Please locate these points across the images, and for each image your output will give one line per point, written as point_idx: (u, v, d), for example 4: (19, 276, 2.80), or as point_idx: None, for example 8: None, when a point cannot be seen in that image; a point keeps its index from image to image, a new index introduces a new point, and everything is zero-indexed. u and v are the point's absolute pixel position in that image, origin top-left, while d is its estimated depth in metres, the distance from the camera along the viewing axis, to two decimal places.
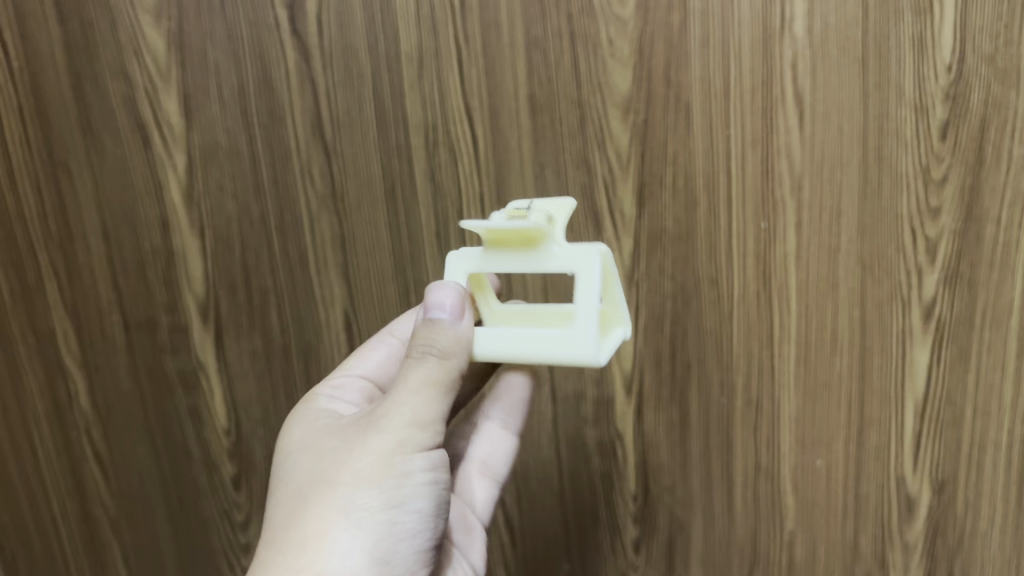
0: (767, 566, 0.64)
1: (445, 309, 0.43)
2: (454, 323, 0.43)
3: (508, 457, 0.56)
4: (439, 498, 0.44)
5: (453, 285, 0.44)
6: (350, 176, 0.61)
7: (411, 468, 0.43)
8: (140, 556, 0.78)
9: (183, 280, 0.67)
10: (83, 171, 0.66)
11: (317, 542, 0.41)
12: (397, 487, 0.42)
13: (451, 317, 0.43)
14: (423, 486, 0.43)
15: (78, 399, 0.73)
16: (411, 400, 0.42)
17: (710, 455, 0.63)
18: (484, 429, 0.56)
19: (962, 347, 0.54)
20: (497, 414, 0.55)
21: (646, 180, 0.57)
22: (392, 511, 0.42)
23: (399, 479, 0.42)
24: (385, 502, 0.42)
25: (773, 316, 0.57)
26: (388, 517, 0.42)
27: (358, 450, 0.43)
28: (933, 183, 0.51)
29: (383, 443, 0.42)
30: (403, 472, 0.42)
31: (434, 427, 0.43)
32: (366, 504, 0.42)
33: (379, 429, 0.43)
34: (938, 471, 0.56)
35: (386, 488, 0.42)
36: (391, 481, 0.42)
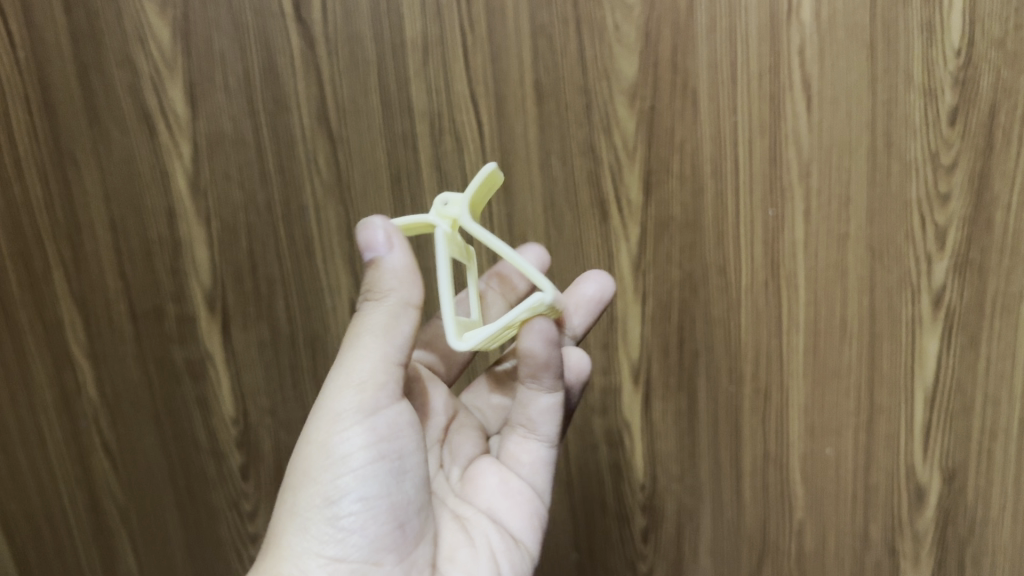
0: (775, 555, 0.64)
1: (376, 245, 0.41)
2: (388, 259, 0.41)
3: (555, 415, 0.49)
4: (394, 476, 0.42)
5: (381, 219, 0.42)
6: (356, 165, 0.61)
7: (348, 449, 0.41)
8: (149, 546, 0.78)
9: (190, 269, 0.67)
10: (90, 160, 0.65)
11: (276, 551, 0.42)
12: (335, 474, 0.41)
13: (384, 252, 0.41)
14: (367, 467, 0.41)
15: (86, 389, 0.73)
16: (344, 370, 0.42)
17: (718, 443, 0.62)
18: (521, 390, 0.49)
19: (972, 335, 0.53)
20: (527, 374, 0.47)
21: (653, 167, 0.57)
22: (336, 502, 0.41)
23: (335, 465, 0.41)
24: (327, 494, 0.41)
25: (782, 303, 0.57)
26: (334, 508, 0.41)
27: (301, 445, 0.43)
28: (942, 168, 0.51)
29: (317, 429, 0.42)
30: (340, 455, 0.41)
31: (369, 394, 0.41)
32: (309, 500, 0.41)
33: (318, 414, 0.42)
34: (948, 459, 0.56)
35: (325, 478, 0.41)
36: (328, 469, 0.41)
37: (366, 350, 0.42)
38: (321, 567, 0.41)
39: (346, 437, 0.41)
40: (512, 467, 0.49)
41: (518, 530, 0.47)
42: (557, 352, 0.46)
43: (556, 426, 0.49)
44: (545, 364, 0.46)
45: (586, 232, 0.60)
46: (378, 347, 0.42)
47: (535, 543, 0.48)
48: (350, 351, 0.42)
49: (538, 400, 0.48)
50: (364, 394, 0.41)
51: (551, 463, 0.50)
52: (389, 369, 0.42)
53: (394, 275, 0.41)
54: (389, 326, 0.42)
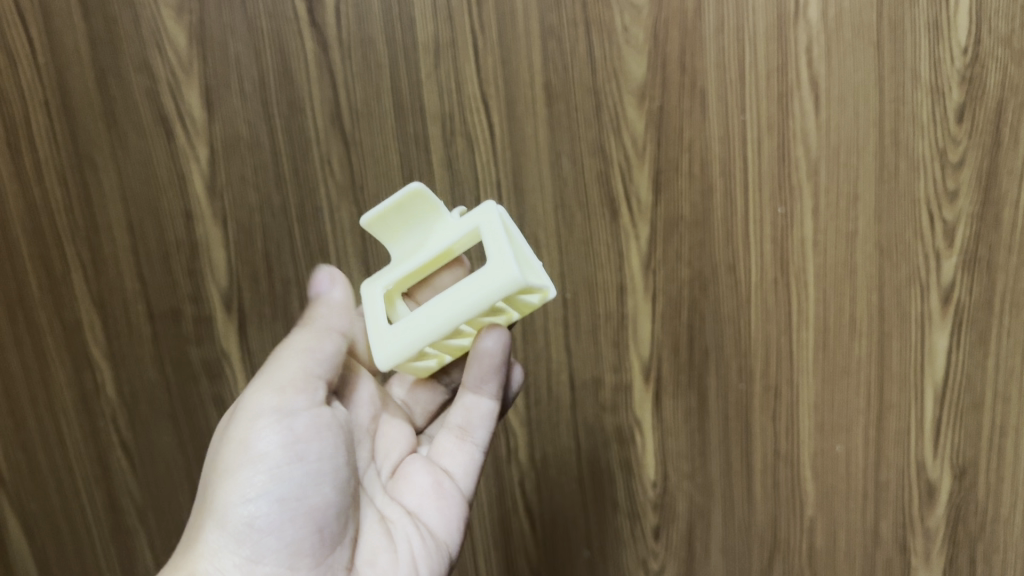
0: (786, 553, 0.64)
1: (322, 285, 0.50)
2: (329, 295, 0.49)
3: (490, 422, 0.51)
4: (311, 478, 0.43)
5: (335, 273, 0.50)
6: (369, 166, 0.62)
7: (264, 447, 0.43)
8: (166, 545, 0.79)
9: (207, 270, 0.68)
10: (108, 164, 0.66)
11: (192, 549, 0.42)
12: (251, 474, 0.42)
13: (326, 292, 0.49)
14: (282, 466, 0.43)
15: (104, 389, 0.74)
16: (269, 380, 0.45)
17: (729, 442, 0.63)
18: (461, 394, 0.51)
19: (981, 331, 0.54)
20: (476, 379, 0.50)
21: (662, 167, 0.57)
22: (253, 502, 0.42)
23: (252, 463, 0.42)
24: (243, 492, 0.42)
25: (792, 300, 0.58)
26: (249, 507, 0.42)
27: (220, 449, 0.44)
28: (950, 166, 0.52)
29: (236, 429, 0.43)
30: (257, 454, 0.42)
31: (284, 395, 0.44)
32: (225, 498, 0.42)
33: (237, 416, 0.44)
34: (959, 456, 0.57)
35: (243, 476, 0.42)
36: (245, 468, 0.42)
37: (291, 358, 0.45)
38: (234, 565, 0.41)
39: (263, 436, 0.43)
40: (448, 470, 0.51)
41: (442, 532, 0.48)
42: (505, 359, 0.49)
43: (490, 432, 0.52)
44: (496, 367, 0.49)
45: (596, 232, 0.60)
46: (299, 360, 0.45)
47: (457, 545, 0.49)
48: (275, 363, 0.45)
49: (479, 405, 0.51)
50: (279, 395, 0.44)
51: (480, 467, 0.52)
52: (305, 378, 0.45)
53: (326, 306, 0.49)
54: (309, 345, 0.46)
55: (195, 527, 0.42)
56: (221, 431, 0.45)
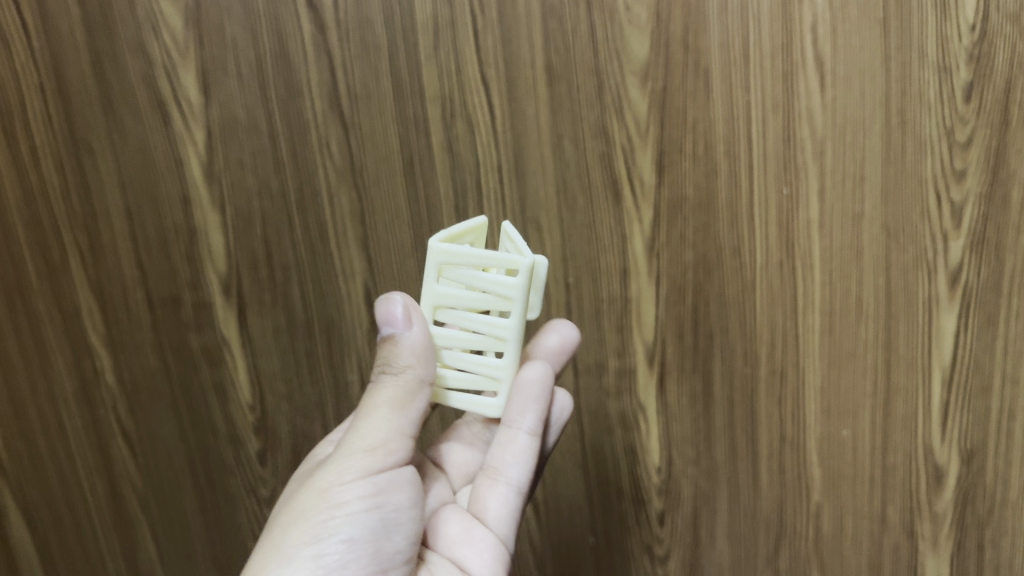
0: (792, 539, 0.64)
1: (396, 322, 0.44)
2: (404, 333, 0.44)
3: (527, 460, 0.51)
4: (383, 527, 0.43)
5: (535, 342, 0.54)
6: (369, 150, 0.61)
7: (347, 497, 0.42)
8: (169, 532, 0.78)
9: (206, 256, 0.67)
10: (105, 149, 0.66)
11: None
12: (327, 518, 0.42)
13: (401, 328, 0.44)
14: (361, 515, 0.42)
15: (105, 377, 0.74)
16: (359, 429, 0.44)
17: (734, 427, 0.62)
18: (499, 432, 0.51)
19: (989, 313, 0.54)
20: (514, 414, 0.50)
21: (666, 148, 0.57)
22: (324, 542, 0.41)
23: (330, 510, 0.42)
24: (316, 533, 0.41)
25: (798, 283, 0.57)
26: (320, 547, 0.41)
27: (300, 494, 0.43)
28: (958, 145, 0.51)
29: (320, 478, 0.43)
30: (338, 501, 0.42)
31: (375, 446, 0.43)
32: (298, 538, 0.41)
33: (324, 467, 0.43)
34: (967, 440, 0.57)
35: (317, 519, 0.42)
36: (322, 512, 0.42)
37: (381, 415, 0.44)
38: None
39: (347, 487, 0.42)
40: (480, 518, 0.50)
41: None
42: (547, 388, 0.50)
43: (525, 473, 0.51)
44: (536, 400, 0.50)
45: (599, 215, 0.59)
46: (394, 416, 0.44)
47: None
48: (365, 415, 0.44)
49: (516, 441, 0.50)
50: (370, 451, 0.43)
51: (515, 512, 0.51)
52: (398, 435, 0.44)
53: (409, 352, 0.44)
54: (403, 400, 0.44)
55: (258, 562, 0.41)
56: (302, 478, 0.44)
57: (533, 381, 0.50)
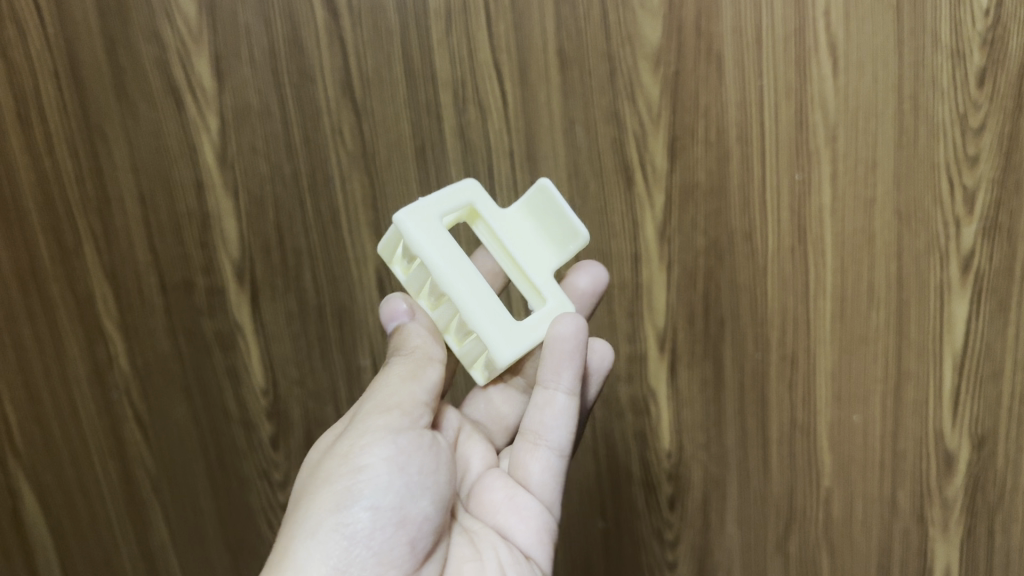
0: (803, 523, 0.64)
1: (400, 315, 0.49)
2: (411, 319, 0.48)
3: (567, 423, 0.50)
4: (409, 491, 0.43)
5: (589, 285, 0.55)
6: (380, 136, 0.62)
7: (367, 460, 0.42)
8: (182, 516, 0.79)
9: (219, 241, 0.67)
10: (119, 134, 0.66)
11: (281, 558, 0.40)
12: (350, 484, 0.42)
13: (407, 315, 0.48)
14: (384, 478, 0.42)
15: (118, 361, 0.74)
16: (376, 398, 0.45)
17: (745, 412, 0.62)
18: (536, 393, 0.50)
19: (1001, 299, 0.53)
20: (548, 372, 0.49)
21: (677, 134, 0.57)
22: (348, 510, 0.41)
23: (353, 475, 0.42)
24: (340, 500, 0.41)
25: (809, 269, 0.57)
26: (344, 514, 0.41)
27: (323, 464, 0.43)
28: (971, 131, 0.51)
29: (341, 445, 0.43)
30: (359, 466, 0.42)
31: (395, 412, 0.44)
32: (321, 507, 0.41)
33: (345, 436, 0.44)
34: (977, 426, 0.56)
35: (340, 487, 0.42)
36: (345, 479, 0.42)
37: (397, 384, 0.45)
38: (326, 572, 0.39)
39: (368, 451, 0.42)
40: (524, 483, 0.50)
41: (528, 547, 0.48)
42: (580, 347, 0.49)
43: (566, 435, 0.50)
44: (569, 359, 0.49)
45: (611, 201, 0.60)
46: (409, 385, 0.46)
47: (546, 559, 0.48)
48: (381, 386, 0.45)
49: (552, 403, 0.50)
50: (390, 415, 0.44)
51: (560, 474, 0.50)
52: (415, 402, 0.45)
53: (419, 335, 0.48)
54: (414, 371, 0.46)
55: (284, 538, 0.41)
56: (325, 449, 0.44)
57: (565, 340, 0.48)
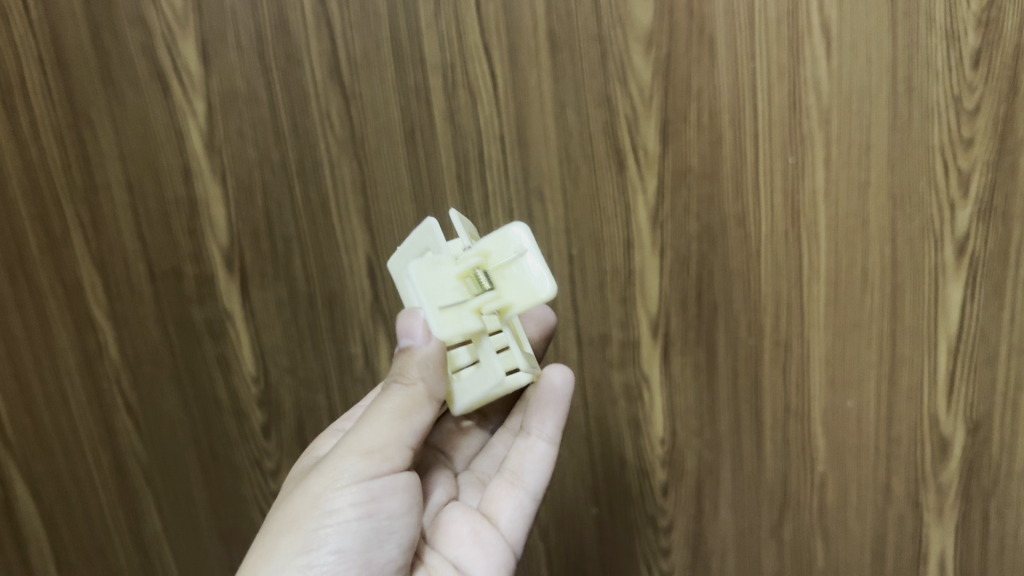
0: (798, 509, 0.64)
1: (414, 335, 0.43)
2: None
3: (543, 469, 0.54)
4: (374, 536, 0.44)
5: (562, 373, 0.54)
6: (369, 121, 0.61)
7: (338, 504, 0.43)
8: (174, 505, 0.79)
9: (208, 229, 0.67)
10: (105, 121, 0.65)
11: None
12: (317, 526, 0.43)
13: None
14: (351, 523, 0.43)
15: (107, 350, 0.74)
16: (361, 430, 0.45)
17: (738, 397, 0.62)
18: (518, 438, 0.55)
19: (996, 283, 0.53)
20: (533, 418, 0.54)
21: (669, 117, 0.56)
22: (314, 553, 0.42)
23: (321, 518, 0.43)
24: (306, 542, 0.42)
25: (803, 253, 0.56)
26: (308, 556, 0.42)
27: (296, 497, 0.44)
28: (966, 113, 0.50)
29: (316, 482, 0.44)
30: (328, 510, 0.43)
31: (379, 453, 0.44)
32: (286, 546, 0.42)
33: (322, 469, 0.44)
34: (972, 411, 0.56)
35: (307, 528, 0.43)
36: (313, 521, 0.43)
37: (383, 420, 0.44)
38: None
39: (339, 494, 0.43)
40: (492, 519, 0.52)
41: None
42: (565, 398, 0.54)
43: (540, 481, 0.54)
44: (553, 410, 0.54)
45: (602, 185, 0.59)
46: (397, 422, 0.44)
47: None
48: (369, 418, 0.45)
49: (534, 448, 0.54)
50: (369, 457, 0.44)
51: (527, 522, 0.53)
52: (398, 443, 0.44)
53: None
54: (408, 409, 0.44)
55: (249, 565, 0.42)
56: (303, 480, 0.45)
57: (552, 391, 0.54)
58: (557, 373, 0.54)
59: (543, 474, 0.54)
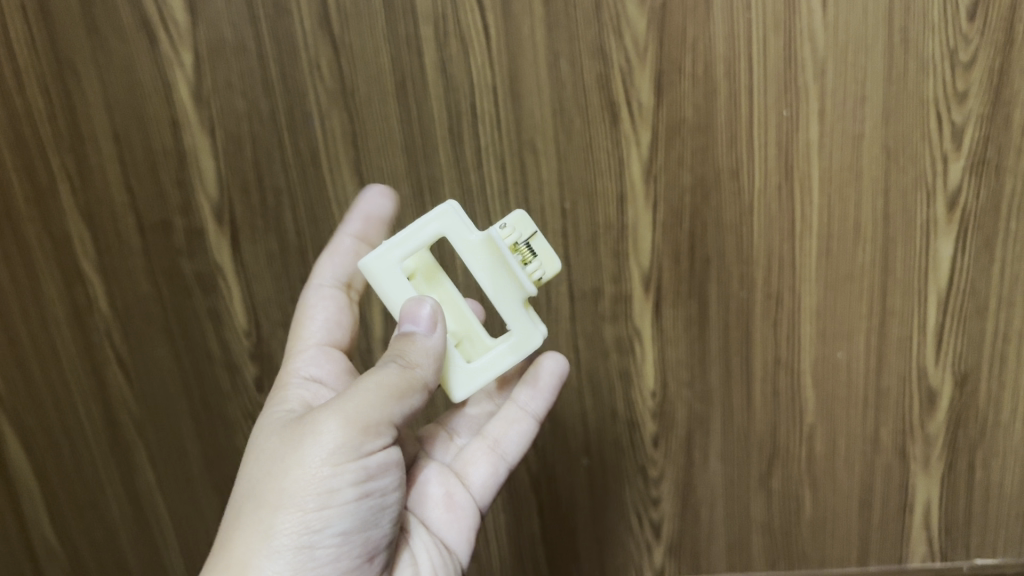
0: (787, 458, 0.67)
1: (419, 322, 0.46)
2: (425, 337, 0.46)
3: (523, 442, 0.56)
4: (369, 512, 0.45)
5: (559, 363, 0.58)
6: (359, 72, 0.60)
7: (339, 486, 0.43)
8: (165, 458, 0.78)
9: (197, 181, 0.66)
10: (90, 70, 0.64)
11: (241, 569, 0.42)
12: (319, 507, 0.43)
13: (424, 332, 0.46)
14: (351, 504, 0.43)
15: (98, 302, 0.72)
16: (356, 405, 0.44)
17: (729, 349, 0.63)
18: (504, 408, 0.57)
19: (986, 235, 0.58)
20: (523, 394, 0.57)
21: (664, 68, 0.56)
22: (316, 533, 0.43)
23: (322, 500, 0.43)
24: (308, 524, 0.42)
25: (796, 206, 0.58)
26: (310, 538, 0.43)
27: (287, 468, 0.43)
28: (961, 66, 0.54)
29: (312, 459, 0.43)
30: (329, 491, 0.43)
31: (375, 432, 0.44)
32: (287, 527, 0.42)
33: (314, 442, 0.43)
34: (960, 362, 0.62)
35: (308, 509, 0.42)
36: (314, 501, 0.43)
37: (380, 399, 0.44)
38: None
39: (340, 475, 0.43)
40: (464, 480, 0.54)
41: (453, 543, 0.52)
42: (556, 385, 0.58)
43: (517, 451, 0.56)
44: (543, 393, 0.57)
45: (595, 137, 0.59)
46: (393, 401, 0.44)
47: (464, 554, 0.53)
48: (362, 392, 0.44)
49: (519, 422, 0.57)
50: (367, 437, 0.43)
51: (496, 488, 0.55)
52: (393, 420, 0.44)
53: (423, 352, 0.46)
54: (400, 390, 0.44)
55: (247, 542, 0.42)
56: (290, 447, 0.44)
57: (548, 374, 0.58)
58: (554, 364, 0.58)
59: (521, 445, 0.57)
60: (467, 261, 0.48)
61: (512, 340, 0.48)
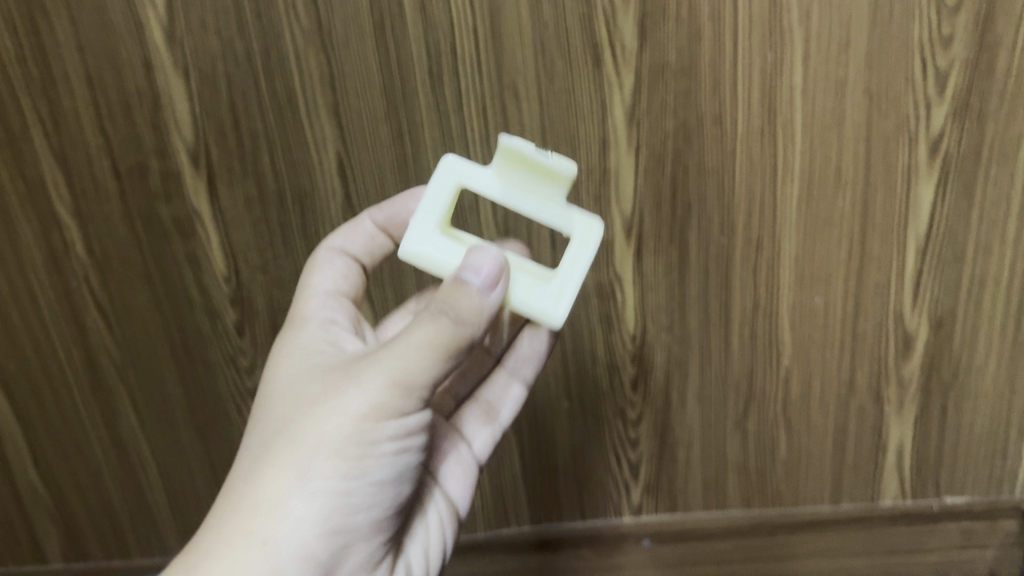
0: (763, 401, 0.68)
1: (479, 275, 0.44)
2: (484, 292, 0.44)
3: (515, 408, 0.59)
4: (403, 465, 0.45)
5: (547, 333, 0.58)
6: (336, 11, 0.59)
7: (380, 440, 0.43)
8: (147, 401, 0.78)
9: (172, 123, 0.65)
10: (60, 8, 0.62)
11: (275, 505, 0.43)
12: (358, 458, 0.43)
13: (483, 286, 0.44)
14: (387, 457, 0.44)
15: (74, 247, 0.71)
16: (403, 360, 0.43)
17: (709, 294, 0.64)
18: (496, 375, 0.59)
19: (967, 182, 0.59)
20: (513, 364, 0.58)
21: (647, 9, 0.55)
22: (352, 482, 0.43)
23: (363, 451, 0.43)
24: (346, 472, 0.43)
25: (777, 151, 0.58)
26: (346, 486, 0.43)
27: (329, 413, 0.43)
28: (947, 9, 0.54)
29: (357, 409, 0.43)
30: (370, 444, 0.43)
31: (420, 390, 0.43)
32: (326, 472, 0.43)
33: (359, 391, 0.43)
34: (937, 309, 0.63)
35: (348, 459, 0.43)
36: (355, 452, 0.43)
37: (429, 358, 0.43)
38: (319, 535, 0.43)
39: (383, 429, 0.43)
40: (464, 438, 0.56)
41: (457, 496, 0.53)
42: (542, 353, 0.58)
43: (510, 416, 0.58)
44: (531, 361, 0.58)
45: (578, 80, 0.58)
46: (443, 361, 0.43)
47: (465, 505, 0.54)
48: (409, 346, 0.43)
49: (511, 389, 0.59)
50: (413, 395, 0.43)
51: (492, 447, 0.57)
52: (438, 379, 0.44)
53: (472, 307, 0.43)
54: (450, 350, 0.43)
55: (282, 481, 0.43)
56: (333, 391, 0.44)
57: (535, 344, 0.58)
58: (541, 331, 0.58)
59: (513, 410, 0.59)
60: (503, 196, 0.47)
61: (574, 244, 0.47)
